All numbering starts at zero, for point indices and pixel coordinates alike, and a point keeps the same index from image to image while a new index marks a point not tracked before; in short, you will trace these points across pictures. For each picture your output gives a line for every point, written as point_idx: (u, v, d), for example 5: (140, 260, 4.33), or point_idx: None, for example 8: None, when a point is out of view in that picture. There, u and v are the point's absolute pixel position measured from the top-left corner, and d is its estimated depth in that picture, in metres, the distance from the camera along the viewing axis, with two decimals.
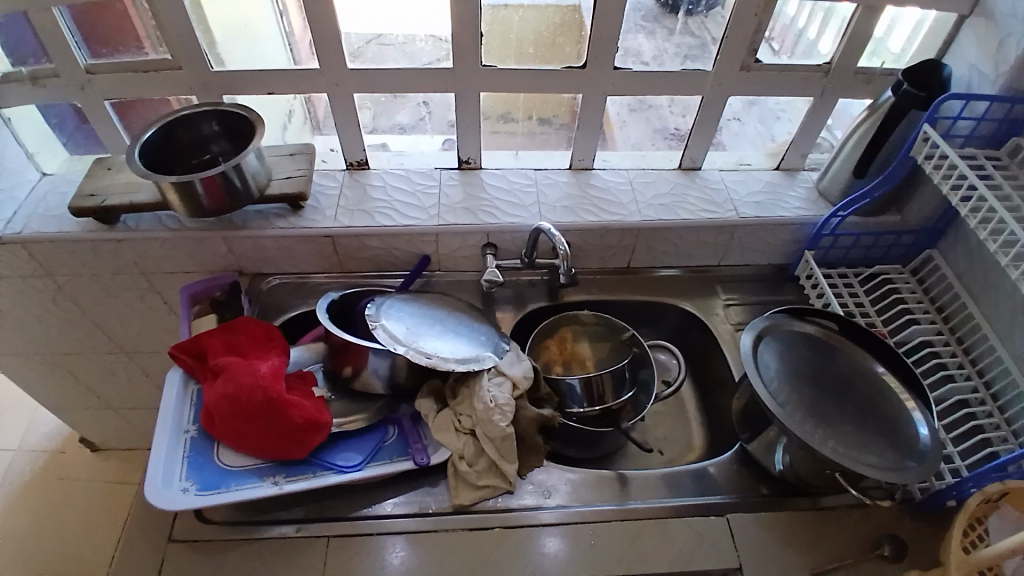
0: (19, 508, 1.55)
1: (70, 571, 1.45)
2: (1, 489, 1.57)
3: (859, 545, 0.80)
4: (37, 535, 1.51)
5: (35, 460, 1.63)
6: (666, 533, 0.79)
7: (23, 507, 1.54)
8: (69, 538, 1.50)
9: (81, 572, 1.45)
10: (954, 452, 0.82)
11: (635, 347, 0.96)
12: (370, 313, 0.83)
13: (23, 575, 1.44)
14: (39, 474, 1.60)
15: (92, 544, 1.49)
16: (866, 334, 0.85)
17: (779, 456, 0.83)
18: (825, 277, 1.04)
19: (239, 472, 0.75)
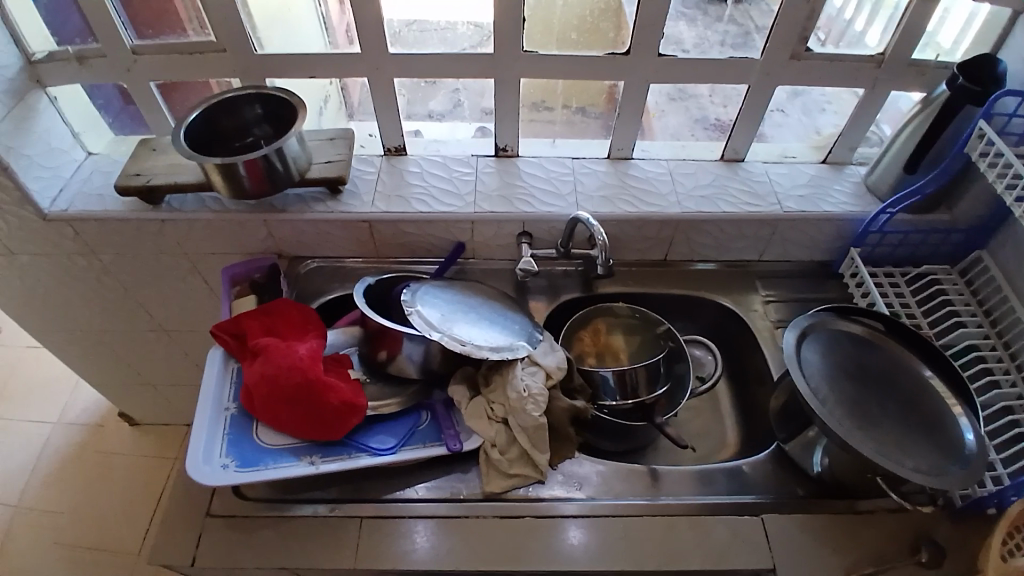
0: (61, 477, 1.61)
1: (109, 539, 1.51)
2: (46, 457, 1.64)
3: (898, 551, 0.78)
4: (79, 502, 1.57)
5: (77, 432, 1.70)
6: (697, 529, 0.78)
7: (67, 476, 1.61)
8: (108, 507, 1.56)
9: (119, 541, 1.51)
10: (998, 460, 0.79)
11: (671, 341, 0.94)
12: (405, 299, 0.83)
13: (66, 540, 1.50)
14: (82, 445, 1.66)
15: (130, 515, 1.55)
16: (911, 334, 0.82)
17: (818, 457, 0.82)
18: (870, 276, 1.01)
19: (277, 451, 0.77)
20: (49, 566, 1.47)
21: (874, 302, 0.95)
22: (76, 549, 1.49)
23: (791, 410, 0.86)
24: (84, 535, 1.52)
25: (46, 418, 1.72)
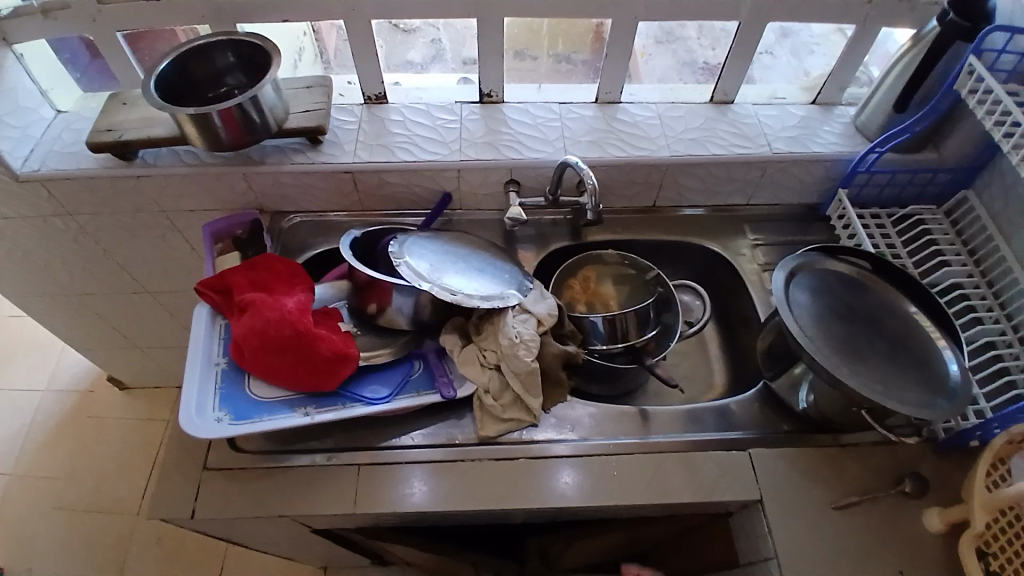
0: (54, 444, 1.61)
1: (106, 501, 1.53)
2: (38, 424, 1.64)
3: (881, 480, 0.81)
4: (73, 467, 1.58)
5: (66, 399, 1.69)
6: (688, 465, 0.80)
7: (60, 441, 1.62)
8: (104, 470, 1.57)
9: (117, 503, 1.52)
10: (980, 393, 0.81)
11: (659, 287, 0.94)
12: (393, 251, 0.82)
13: (65, 503, 1.52)
14: (73, 412, 1.67)
15: (126, 477, 1.56)
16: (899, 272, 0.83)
17: (804, 394, 0.84)
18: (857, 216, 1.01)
19: (271, 403, 0.77)
20: (48, 530, 1.48)
21: (860, 242, 0.96)
22: (74, 513, 1.51)
23: (777, 350, 0.87)
24: (79, 499, 1.53)
25: (32, 386, 1.71)
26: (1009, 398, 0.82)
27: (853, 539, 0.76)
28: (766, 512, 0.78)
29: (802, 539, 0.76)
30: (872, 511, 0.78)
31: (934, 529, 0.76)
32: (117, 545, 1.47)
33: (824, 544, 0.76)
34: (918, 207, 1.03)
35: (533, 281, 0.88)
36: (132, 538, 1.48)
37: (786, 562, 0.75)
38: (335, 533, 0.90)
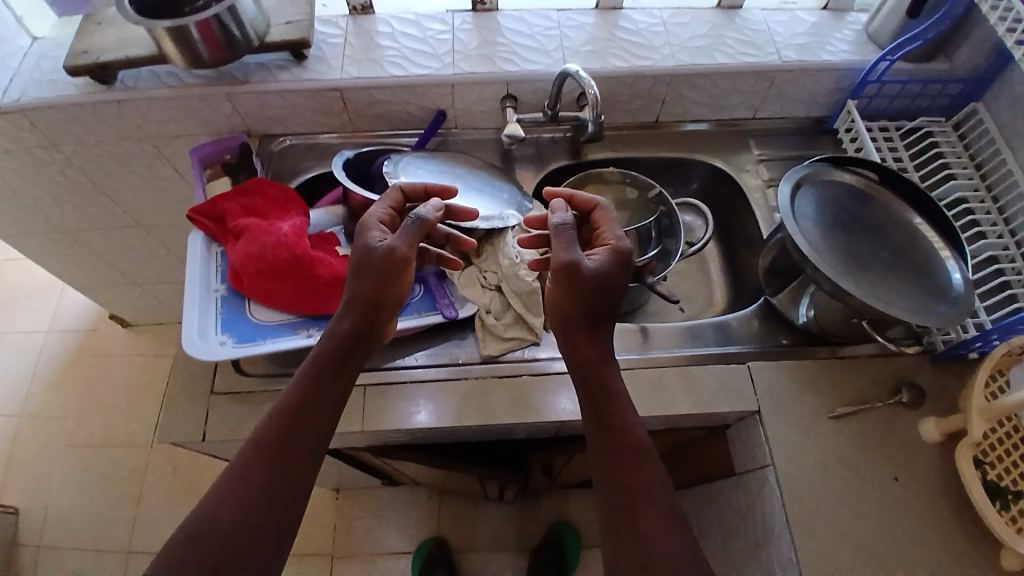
0: (60, 382, 1.63)
1: (121, 435, 1.56)
2: (45, 363, 1.66)
3: (878, 391, 0.82)
4: (84, 402, 1.60)
5: (71, 339, 1.70)
6: (689, 378, 0.82)
7: (67, 378, 1.63)
8: (115, 406, 1.59)
9: (129, 437, 1.55)
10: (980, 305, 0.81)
11: (661, 206, 0.92)
12: (387, 170, 0.83)
13: (79, 439, 1.54)
14: (78, 350, 1.68)
15: (137, 411, 1.59)
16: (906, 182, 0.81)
17: (804, 308, 0.85)
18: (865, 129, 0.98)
19: (272, 326, 0.75)
20: (64, 464, 1.50)
21: (866, 153, 0.93)
22: (86, 449, 1.53)
23: (778, 266, 0.87)
24: (92, 434, 1.56)
25: (34, 326, 1.71)
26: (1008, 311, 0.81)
27: (848, 446, 0.79)
28: (765, 424, 0.79)
29: (800, 448, 0.78)
30: (869, 421, 0.80)
31: (930, 438, 0.78)
32: (134, 476, 1.50)
33: (823, 453, 0.78)
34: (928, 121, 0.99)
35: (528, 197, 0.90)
36: (148, 469, 1.50)
37: (786, 470, 0.77)
38: (345, 452, 0.92)
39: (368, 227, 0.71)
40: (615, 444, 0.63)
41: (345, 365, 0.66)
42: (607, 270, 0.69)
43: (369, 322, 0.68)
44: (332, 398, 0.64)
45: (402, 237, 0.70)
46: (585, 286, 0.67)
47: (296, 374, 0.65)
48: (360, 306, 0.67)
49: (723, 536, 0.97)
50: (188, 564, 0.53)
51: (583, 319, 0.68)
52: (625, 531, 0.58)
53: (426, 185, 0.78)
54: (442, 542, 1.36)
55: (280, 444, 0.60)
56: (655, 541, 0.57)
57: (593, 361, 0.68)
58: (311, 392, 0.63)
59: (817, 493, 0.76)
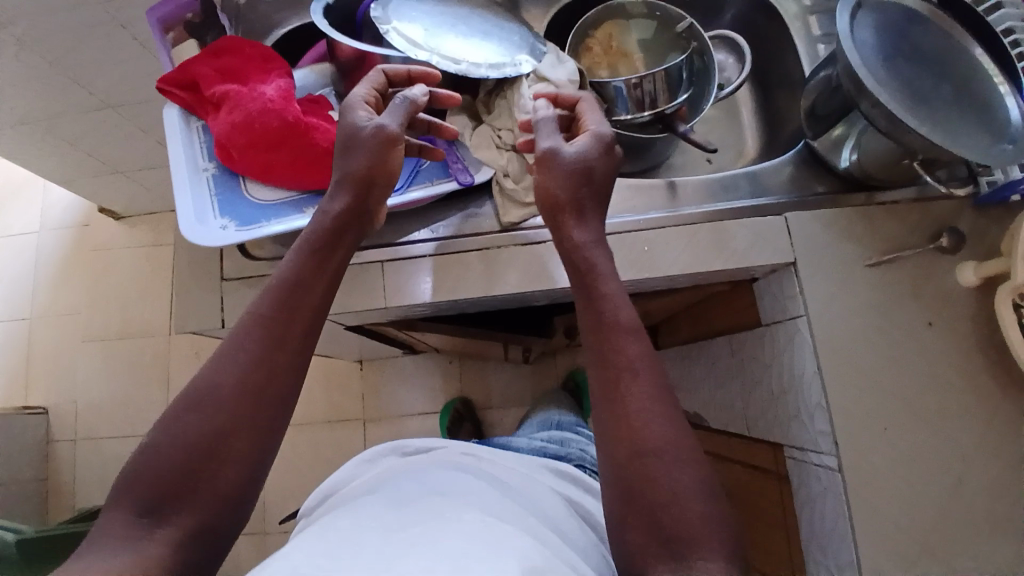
0: (64, 279, 1.53)
1: (134, 329, 1.50)
2: (42, 268, 1.54)
3: (916, 238, 0.78)
4: (90, 301, 1.51)
5: (66, 236, 1.56)
6: (723, 234, 0.77)
7: (71, 278, 1.53)
8: (125, 303, 1.51)
9: (144, 327, 1.49)
10: None
11: (693, 41, 0.81)
12: (376, 15, 0.71)
13: (92, 337, 1.49)
14: (74, 246, 1.55)
15: (148, 302, 1.51)
16: (970, 6, 0.70)
17: (847, 153, 0.78)
18: None
19: (274, 205, 0.69)
20: (84, 360, 1.48)
21: None
22: (105, 342, 1.48)
23: (821, 107, 0.80)
24: (108, 329, 1.49)
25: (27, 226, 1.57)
26: None
27: (882, 294, 0.77)
28: (800, 275, 0.77)
29: (834, 298, 0.76)
30: (905, 267, 0.77)
31: (967, 283, 0.76)
32: (157, 368, 1.47)
33: (857, 301, 0.76)
34: None
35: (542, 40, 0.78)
36: (170, 356, 1.47)
37: (819, 321, 0.76)
38: (368, 328, 0.91)
39: (353, 107, 0.66)
40: (606, 316, 0.59)
41: (339, 243, 0.63)
42: (590, 160, 0.65)
43: (363, 201, 0.64)
44: (326, 277, 0.62)
45: (389, 117, 0.65)
46: (562, 177, 0.64)
47: (290, 249, 0.62)
48: (352, 182, 0.63)
49: (742, 381, 0.99)
50: (192, 431, 0.53)
51: (569, 203, 0.64)
52: (613, 389, 0.56)
53: (408, 69, 0.69)
54: (467, 400, 1.41)
55: (281, 317, 0.59)
56: (649, 396, 0.55)
57: (581, 245, 0.63)
58: (306, 270, 0.61)
59: (850, 343, 0.75)
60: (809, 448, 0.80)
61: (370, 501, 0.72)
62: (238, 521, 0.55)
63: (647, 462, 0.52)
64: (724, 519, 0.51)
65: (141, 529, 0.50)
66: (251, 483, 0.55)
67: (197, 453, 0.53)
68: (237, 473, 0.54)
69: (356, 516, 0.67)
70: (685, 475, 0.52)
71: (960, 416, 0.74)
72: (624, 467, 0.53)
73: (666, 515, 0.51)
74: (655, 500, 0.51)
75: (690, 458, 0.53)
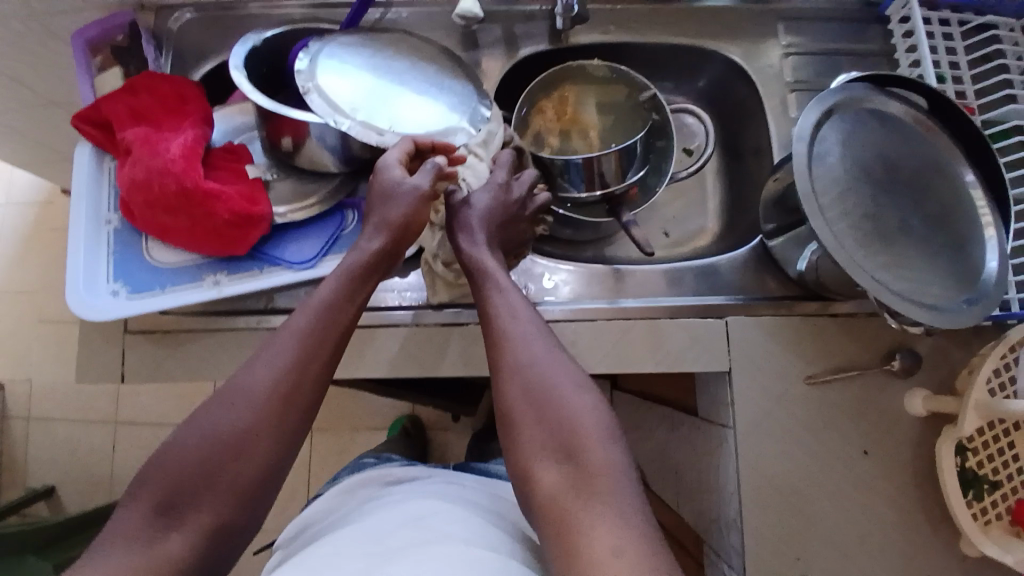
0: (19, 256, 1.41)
1: None
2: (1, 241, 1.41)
3: (869, 356, 0.72)
4: (45, 282, 1.39)
5: (29, 212, 1.42)
6: (658, 332, 0.72)
7: (31, 259, 1.40)
8: None
9: None
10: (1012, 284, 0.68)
11: (655, 113, 0.75)
12: (299, 70, 0.63)
13: (43, 322, 1.37)
14: (34, 225, 1.42)
15: None
16: (966, 123, 0.63)
17: (806, 253, 0.72)
18: (925, 26, 0.74)
19: (172, 270, 0.65)
20: (35, 342, 1.37)
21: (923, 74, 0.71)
22: (58, 325, 1.37)
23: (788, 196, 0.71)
24: (65, 309, 1.39)
25: None
26: None
27: (822, 416, 0.71)
28: (735, 385, 0.71)
29: (770, 409, 0.70)
30: (851, 386, 0.72)
31: (914, 411, 0.71)
32: None
33: (792, 419, 0.70)
34: (999, 20, 0.75)
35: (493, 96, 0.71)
36: None
37: (750, 440, 0.70)
38: None
39: (388, 166, 0.61)
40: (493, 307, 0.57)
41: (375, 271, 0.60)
42: (494, 199, 0.66)
43: (403, 234, 0.61)
44: (361, 296, 0.58)
45: (425, 179, 0.61)
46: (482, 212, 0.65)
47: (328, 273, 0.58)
48: (391, 228, 0.60)
49: (674, 462, 0.93)
50: (216, 429, 0.49)
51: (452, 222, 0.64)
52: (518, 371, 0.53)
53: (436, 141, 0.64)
54: (416, 417, 1.39)
55: (322, 329, 0.54)
56: (556, 374, 0.53)
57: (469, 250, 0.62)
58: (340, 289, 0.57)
59: (784, 468, 0.70)
60: (723, 556, 0.75)
61: (344, 530, 0.57)
62: (246, 530, 0.50)
63: (551, 427, 0.51)
64: (637, 488, 0.49)
65: (155, 534, 0.46)
66: (268, 486, 0.51)
67: (213, 452, 0.48)
68: (252, 478, 0.50)
69: (331, 548, 0.53)
70: (617, 453, 0.50)
71: (883, 550, 0.70)
72: (524, 442, 0.51)
73: (594, 480, 0.48)
74: (585, 483, 0.48)
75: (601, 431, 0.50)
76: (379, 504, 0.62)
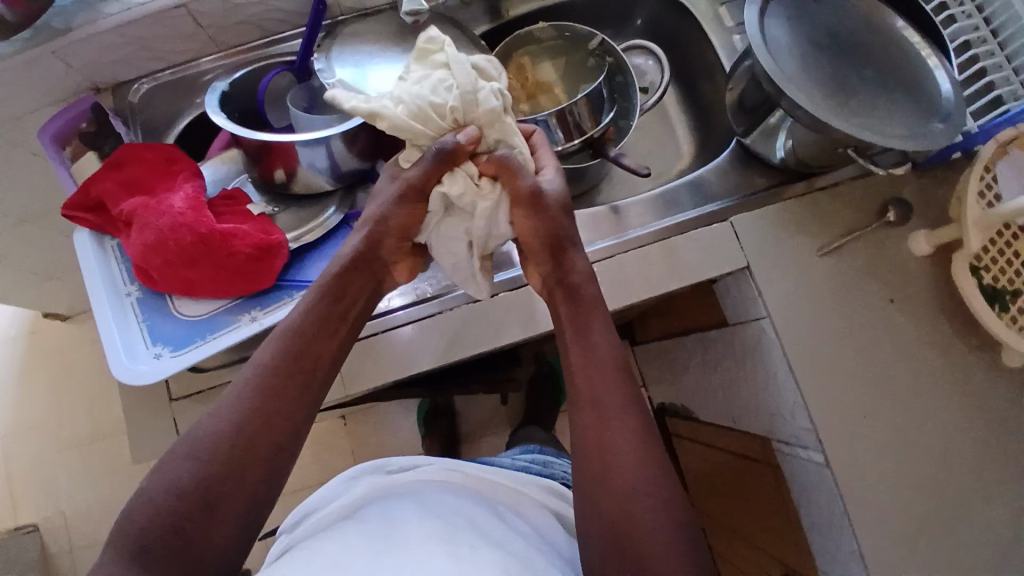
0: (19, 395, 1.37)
1: (106, 432, 1.35)
2: None
3: (866, 215, 0.77)
4: (51, 413, 1.36)
5: (17, 347, 1.40)
6: (673, 250, 0.75)
7: (31, 394, 1.37)
8: (92, 406, 1.36)
9: (116, 423, 1.35)
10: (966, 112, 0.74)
11: (608, 56, 0.79)
12: (318, 70, 0.70)
13: (58, 451, 1.33)
14: (25, 359, 1.39)
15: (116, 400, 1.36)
16: None
17: (782, 141, 0.76)
18: None
19: (207, 319, 0.66)
20: (57, 474, 1.32)
21: None
22: (77, 449, 1.34)
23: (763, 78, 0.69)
24: (78, 433, 1.35)
25: None
26: (998, 113, 0.74)
27: (843, 281, 0.75)
28: (757, 276, 0.74)
29: (795, 289, 0.74)
30: (860, 247, 0.76)
31: (921, 251, 0.75)
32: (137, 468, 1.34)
33: (818, 292, 0.74)
34: None
35: (469, 53, 0.74)
36: None
37: (786, 321, 0.73)
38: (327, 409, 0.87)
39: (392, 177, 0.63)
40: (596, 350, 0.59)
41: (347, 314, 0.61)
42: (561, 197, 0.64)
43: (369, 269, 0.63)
44: (337, 343, 0.60)
45: (418, 168, 0.61)
46: (550, 217, 0.62)
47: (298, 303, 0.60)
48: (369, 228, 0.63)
49: (718, 380, 0.96)
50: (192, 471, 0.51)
51: (561, 238, 0.63)
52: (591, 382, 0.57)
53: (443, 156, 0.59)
54: None
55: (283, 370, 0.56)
56: (601, 385, 0.57)
57: (586, 275, 0.63)
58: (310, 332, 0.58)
59: (826, 338, 0.73)
60: (796, 442, 0.77)
61: (330, 533, 0.56)
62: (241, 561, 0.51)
63: (615, 497, 0.52)
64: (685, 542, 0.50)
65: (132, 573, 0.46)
66: (250, 520, 0.52)
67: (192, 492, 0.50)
68: (239, 511, 0.51)
69: (306, 558, 0.52)
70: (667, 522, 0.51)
71: (936, 387, 0.73)
72: (583, 450, 0.55)
73: (643, 549, 0.49)
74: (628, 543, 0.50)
75: (634, 441, 0.54)
76: (370, 510, 0.60)
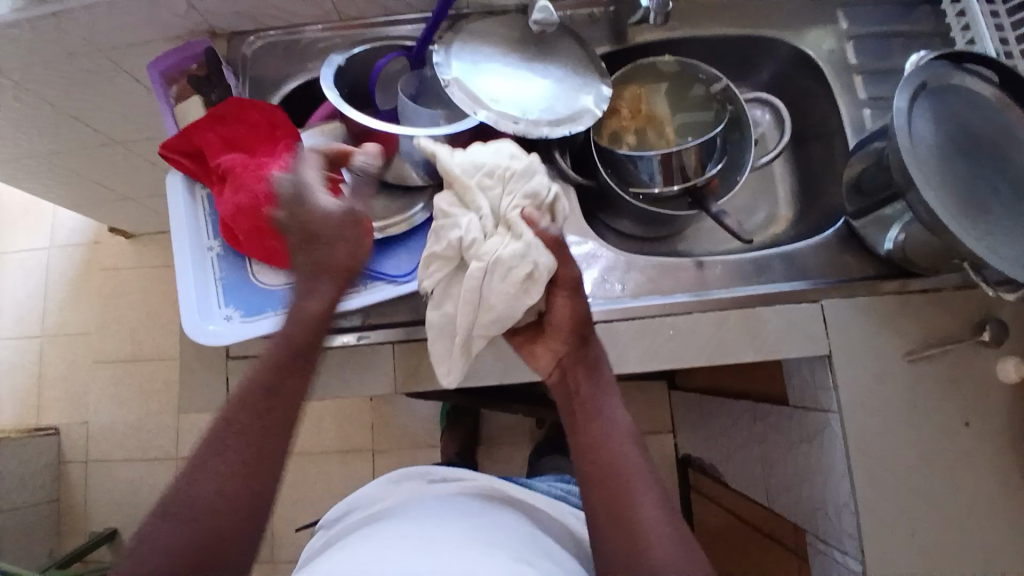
0: (71, 301, 1.41)
1: (141, 355, 1.37)
2: (50, 287, 1.42)
3: (960, 327, 0.74)
4: (96, 326, 1.39)
5: (77, 255, 1.43)
6: (753, 321, 0.72)
7: (81, 303, 1.40)
8: (134, 327, 1.38)
9: (154, 349, 1.38)
10: None
11: (729, 105, 0.77)
12: (436, 65, 0.68)
13: (96, 363, 1.37)
14: (83, 268, 1.42)
15: (157, 327, 1.38)
16: None
17: (892, 233, 0.73)
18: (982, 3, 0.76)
19: (283, 291, 0.65)
20: (90, 384, 1.36)
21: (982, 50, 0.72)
22: (113, 364, 1.37)
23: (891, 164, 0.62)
24: (116, 350, 1.38)
25: (35, 244, 1.44)
26: None
27: (921, 392, 0.71)
28: (835, 367, 0.72)
29: (869, 389, 0.71)
30: (946, 359, 0.72)
31: (1007, 377, 0.71)
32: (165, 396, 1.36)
33: (892, 396, 0.71)
34: None
35: (589, 76, 0.71)
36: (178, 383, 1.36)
37: (854, 420, 0.70)
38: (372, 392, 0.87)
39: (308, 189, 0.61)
40: (600, 438, 0.57)
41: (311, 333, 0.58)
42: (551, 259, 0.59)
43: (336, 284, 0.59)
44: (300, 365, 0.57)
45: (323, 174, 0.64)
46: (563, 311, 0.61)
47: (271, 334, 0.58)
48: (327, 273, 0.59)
49: (760, 452, 0.93)
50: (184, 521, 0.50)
51: (579, 333, 0.61)
52: (607, 504, 0.54)
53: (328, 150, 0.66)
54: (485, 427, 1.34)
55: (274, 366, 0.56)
56: (604, 486, 0.55)
57: (593, 363, 0.61)
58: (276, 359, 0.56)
59: (890, 447, 0.70)
60: (833, 539, 0.75)
61: (372, 529, 0.56)
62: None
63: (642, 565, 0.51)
64: None
65: None
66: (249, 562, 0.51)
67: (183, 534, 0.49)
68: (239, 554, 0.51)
69: (340, 560, 0.52)
70: None
71: (993, 520, 0.70)
72: (611, 559, 0.52)
73: None
74: None
75: (664, 515, 0.53)
76: (410, 510, 0.59)
